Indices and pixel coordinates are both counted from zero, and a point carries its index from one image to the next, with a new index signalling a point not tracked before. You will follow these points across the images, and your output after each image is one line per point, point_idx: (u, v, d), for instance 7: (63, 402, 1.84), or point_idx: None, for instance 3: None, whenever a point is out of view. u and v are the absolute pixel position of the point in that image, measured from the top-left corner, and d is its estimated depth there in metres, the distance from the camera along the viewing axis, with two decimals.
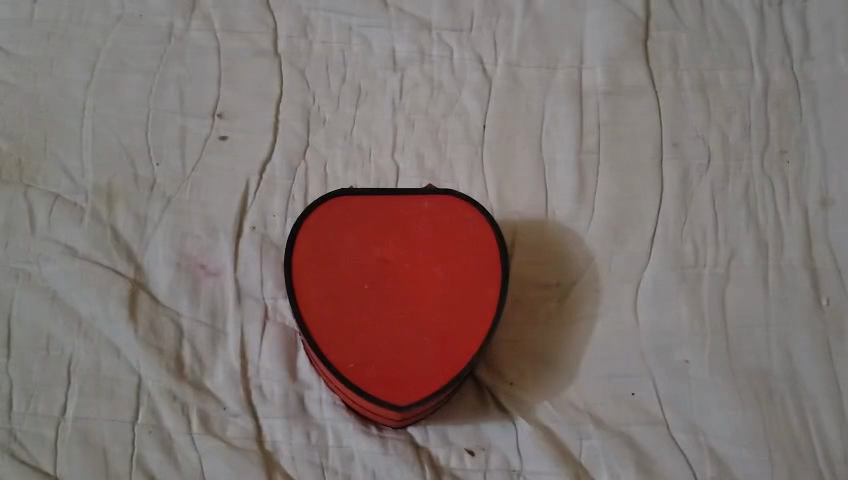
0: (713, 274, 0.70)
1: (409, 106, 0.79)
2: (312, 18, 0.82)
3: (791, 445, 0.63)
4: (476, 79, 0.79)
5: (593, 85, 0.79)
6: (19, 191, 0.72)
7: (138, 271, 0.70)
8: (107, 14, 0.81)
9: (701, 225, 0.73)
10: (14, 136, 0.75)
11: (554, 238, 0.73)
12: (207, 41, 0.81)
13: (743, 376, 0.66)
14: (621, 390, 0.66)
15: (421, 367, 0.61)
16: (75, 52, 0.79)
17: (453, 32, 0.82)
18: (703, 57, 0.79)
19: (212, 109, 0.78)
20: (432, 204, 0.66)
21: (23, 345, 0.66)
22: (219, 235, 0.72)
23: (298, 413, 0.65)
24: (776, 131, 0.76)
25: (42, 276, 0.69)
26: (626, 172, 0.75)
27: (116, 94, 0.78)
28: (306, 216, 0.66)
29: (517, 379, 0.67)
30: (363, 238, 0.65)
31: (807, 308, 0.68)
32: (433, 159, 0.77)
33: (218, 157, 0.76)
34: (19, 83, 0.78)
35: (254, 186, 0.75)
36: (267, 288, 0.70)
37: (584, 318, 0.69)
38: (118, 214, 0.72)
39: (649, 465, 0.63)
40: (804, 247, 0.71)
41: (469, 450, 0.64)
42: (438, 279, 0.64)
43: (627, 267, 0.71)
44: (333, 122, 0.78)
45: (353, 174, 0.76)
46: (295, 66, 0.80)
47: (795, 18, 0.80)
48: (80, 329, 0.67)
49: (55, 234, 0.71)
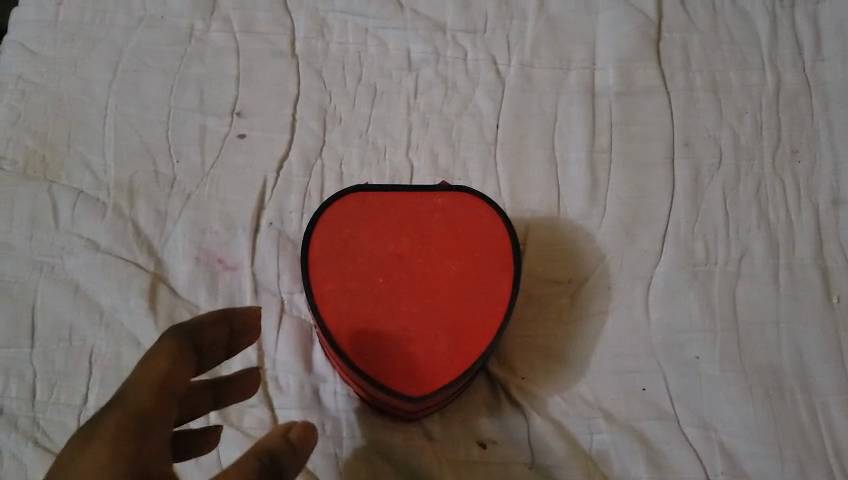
0: (724, 273, 0.71)
1: (424, 106, 0.80)
2: (329, 20, 0.84)
3: (801, 441, 0.63)
4: (491, 79, 0.81)
5: (606, 85, 0.80)
6: (44, 187, 0.75)
7: (158, 265, 0.72)
8: (129, 15, 0.84)
9: (713, 224, 0.73)
10: (38, 133, 0.78)
11: (565, 235, 0.74)
12: (227, 42, 0.83)
13: (754, 372, 0.66)
14: (632, 386, 0.67)
15: (434, 361, 0.62)
16: (98, 53, 0.82)
17: (467, 33, 0.83)
18: (715, 58, 0.81)
19: (231, 107, 0.80)
20: (446, 200, 0.68)
21: (47, 335, 0.68)
22: (237, 231, 0.74)
23: (313, 405, 0.66)
24: (788, 132, 0.77)
25: (66, 269, 0.71)
26: (638, 172, 0.76)
27: (138, 92, 0.80)
28: (322, 212, 0.67)
29: (530, 374, 0.68)
30: (378, 234, 0.66)
31: (818, 305, 0.69)
32: (447, 157, 0.78)
33: (236, 154, 0.78)
34: (44, 82, 0.80)
35: (271, 183, 0.76)
36: (284, 282, 0.72)
37: (595, 314, 0.70)
38: (140, 210, 0.74)
39: (659, 459, 0.63)
40: (816, 246, 0.71)
41: (480, 443, 0.65)
42: (451, 273, 0.65)
43: (639, 264, 0.72)
44: (349, 121, 0.80)
45: (368, 171, 0.77)
46: (312, 66, 0.82)
47: (807, 21, 0.81)
48: (103, 321, 0.69)
49: (79, 229, 0.73)
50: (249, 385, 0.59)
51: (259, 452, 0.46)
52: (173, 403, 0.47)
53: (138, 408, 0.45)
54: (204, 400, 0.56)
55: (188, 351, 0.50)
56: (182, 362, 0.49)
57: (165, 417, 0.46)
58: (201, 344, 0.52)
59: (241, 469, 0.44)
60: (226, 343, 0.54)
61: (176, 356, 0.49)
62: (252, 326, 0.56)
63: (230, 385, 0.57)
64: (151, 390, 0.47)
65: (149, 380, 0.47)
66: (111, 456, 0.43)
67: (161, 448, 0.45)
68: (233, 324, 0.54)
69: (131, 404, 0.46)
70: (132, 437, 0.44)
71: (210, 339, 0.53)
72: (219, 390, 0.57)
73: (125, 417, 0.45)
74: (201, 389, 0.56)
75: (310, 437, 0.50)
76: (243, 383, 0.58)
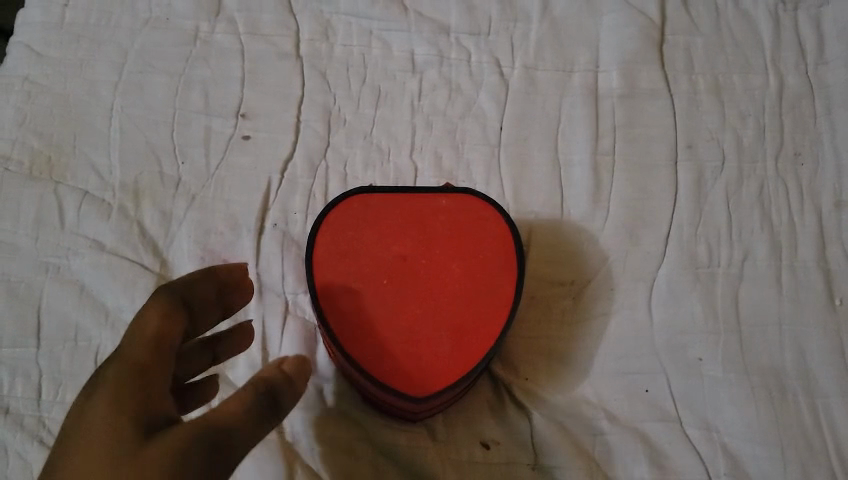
0: (727, 275, 0.71)
1: (428, 107, 0.81)
2: (333, 22, 0.84)
3: (803, 442, 0.64)
4: (494, 81, 0.81)
5: (610, 88, 0.80)
6: (50, 188, 0.75)
7: (163, 265, 0.72)
8: (135, 17, 0.84)
9: (715, 226, 0.73)
10: (45, 135, 0.78)
11: (569, 237, 0.74)
12: (232, 44, 0.83)
13: (757, 374, 0.67)
14: (634, 387, 0.67)
15: (438, 362, 0.62)
16: (104, 54, 0.82)
17: (471, 35, 0.84)
18: (718, 61, 0.81)
19: (236, 109, 0.80)
20: (450, 202, 0.68)
21: (52, 335, 0.68)
22: (242, 231, 0.74)
23: (317, 405, 0.67)
24: (790, 134, 0.77)
25: (71, 270, 0.71)
26: (642, 174, 0.76)
27: (144, 94, 0.80)
28: (326, 213, 0.68)
29: (533, 375, 0.68)
30: (382, 235, 0.66)
31: (821, 307, 0.69)
32: (451, 159, 0.78)
33: (241, 156, 0.78)
34: (50, 84, 0.81)
35: (276, 184, 0.76)
36: (288, 282, 0.72)
37: (598, 316, 0.70)
38: (145, 211, 0.75)
39: (661, 459, 0.64)
40: (819, 248, 0.72)
41: (483, 443, 0.65)
42: (454, 274, 0.65)
43: (642, 266, 0.72)
44: (353, 123, 0.80)
45: (372, 172, 0.77)
46: (316, 68, 0.82)
47: (810, 24, 0.82)
48: (108, 321, 0.69)
49: (84, 230, 0.73)
50: (244, 341, 0.62)
51: (255, 382, 0.50)
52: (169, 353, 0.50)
53: (138, 359, 0.48)
54: (202, 357, 0.60)
55: (180, 306, 0.53)
56: (174, 316, 0.52)
57: (162, 366, 0.49)
58: (192, 303, 0.56)
59: (240, 401, 0.48)
60: (215, 298, 0.58)
61: (166, 310, 0.51)
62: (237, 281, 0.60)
63: (226, 343, 0.61)
64: (146, 343, 0.49)
65: (146, 334, 0.50)
66: (116, 401, 0.46)
67: (164, 391, 0.48)
68: (219, 281, 0.59)
69: (128, 356, 0.48)
70: (135, 382, 0.47)
71: (199, 295, 0.56)
72: (217, 348, 0.60)
73: (124, 367, 0.48)
74: (198, 347, 0.59)
75: (303, 369, 0.53)
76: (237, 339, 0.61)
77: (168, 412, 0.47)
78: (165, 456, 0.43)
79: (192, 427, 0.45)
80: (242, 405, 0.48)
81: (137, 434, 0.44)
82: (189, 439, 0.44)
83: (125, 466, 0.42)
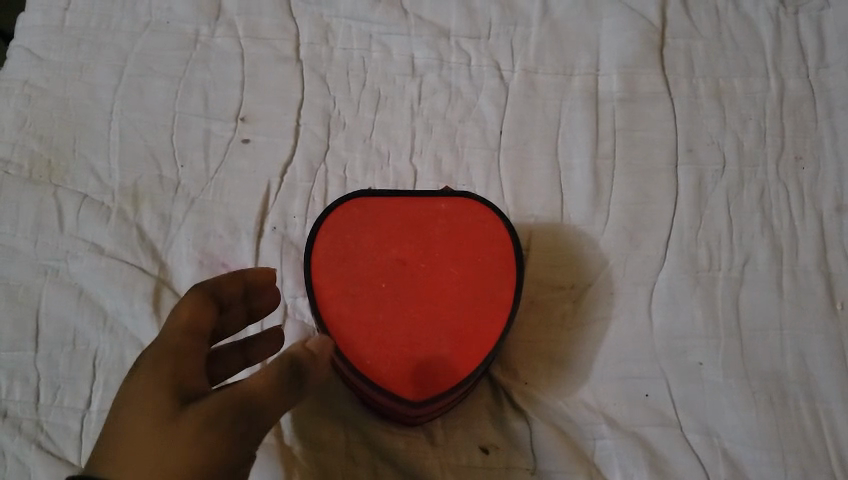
0: (728, 278, 0.71)
1: (428, 111, 0.81)
2: (333, 26, 0.85)
3: (804, 448, 0.63)
4: (494, 85, 0.81)
5: (610, 92, 0.80)
6: (49, 192, 0.75)
7: (162, 269, 0.72)
8: (135, 20, 0.84)
9: (716, 230, 0.73)
10: (44, 139, 0.78)
11: (569, 241, 0.74)
12: (232, 47, 0.83)
13: (757, 380, 0.66)
14: (634, 392, 0.67)
15: (437, 366, 0.62)
16: (104, 58, 0.82)
17: (471, 39, 0.84)
18: (718, 64, 0.81)
19: (236, 112, 0.80)
20: (450, 205, 0.68)
21: (51, 338, 0.68)
22: (241, 235, 0.74)
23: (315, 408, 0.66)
24: (791, 138, 0.77)
25: (70, 273, 0.71)
26: (641, 178, 0.76)
27: (143, 98, 0.80)
28: (326, 217, 0.67)
29: (533, 380, 0.68)
30: (382, 238, 0.66)
31: (823, 312, 0.69)
32: (451, 163, 0.78)
33: (241, 159, 0.78)
34: (50, 87, 0.81)
35: (275, 188, 0.76)
36: (287, 286, 0.72)
37: (598, 320, 0.70)
38: (144, 214, 0.75)
39: (661, 464, 0.63)
40: (819, 252, 0.71)
41: (482, 448, 0.65)
42: (454, 277, 0.65)
43: (642, 270, 0.72)
44: (352, 126, 0.80)
45: (372, 176, 0.77)
46: (316, 72, 0.82)
47: (811, 28, 0.81)
48: (106, 324, 0.69)
49: (83, 233, 0.73)
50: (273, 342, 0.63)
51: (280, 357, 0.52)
52: (201, 339, 0.53)
53: (172, 342, 0.51)
54: (234, 357, 0.61)
55: (208, 301, 0.55)
56: (204, 309, 0.54)
57: (194, 351, 0.51)
58: (222, 299, 0.58)
59: (268, 370, 0.51)
60: (241, 298, 0.60)
61: (197, 305, 0.54)
62: (263, 283, 0.62)
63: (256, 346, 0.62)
64: (180, 329, 0.52)
65: (176, 324, 0.52)
66: (151, 378, 0.48)
67: (195, 372, 0.50)
68: (246, 281, 0.60)
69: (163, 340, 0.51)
70: (167, 364, 0.49)
71: (227, 293, 0.58)
72: (249, 350, 0.61)
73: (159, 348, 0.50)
74: (230, 349, 0.60)
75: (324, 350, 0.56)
76: (265, 342, 0.62)
77: (199, 387, 0.49)
78: (199, 426, 0.46)
79: (224, 398, 0.47)
80: (269, 373, 0.50)
81: (171, 405, 0.47)
82: (220, 408, 0.47)
83: (163, 430, 0.45)
